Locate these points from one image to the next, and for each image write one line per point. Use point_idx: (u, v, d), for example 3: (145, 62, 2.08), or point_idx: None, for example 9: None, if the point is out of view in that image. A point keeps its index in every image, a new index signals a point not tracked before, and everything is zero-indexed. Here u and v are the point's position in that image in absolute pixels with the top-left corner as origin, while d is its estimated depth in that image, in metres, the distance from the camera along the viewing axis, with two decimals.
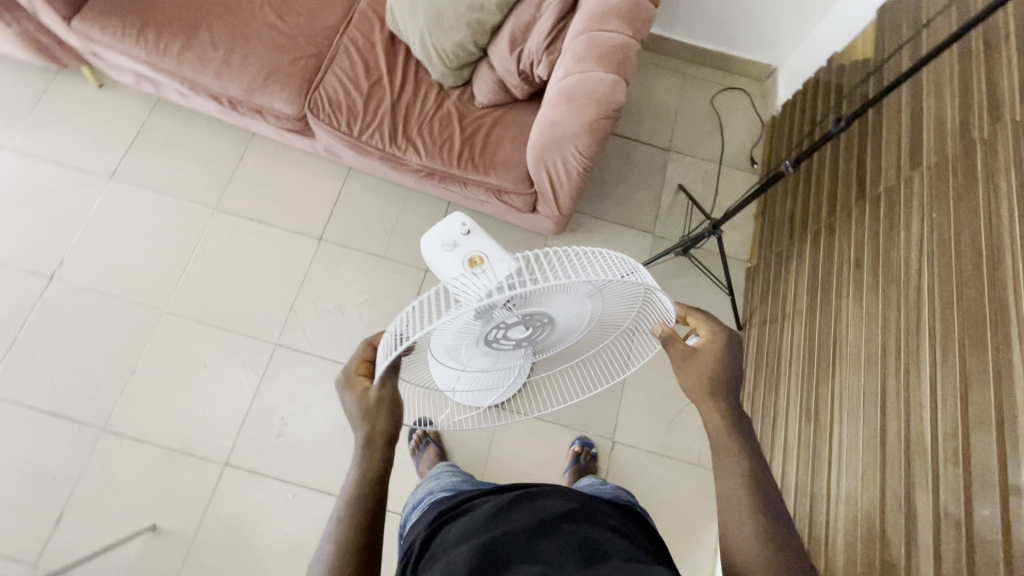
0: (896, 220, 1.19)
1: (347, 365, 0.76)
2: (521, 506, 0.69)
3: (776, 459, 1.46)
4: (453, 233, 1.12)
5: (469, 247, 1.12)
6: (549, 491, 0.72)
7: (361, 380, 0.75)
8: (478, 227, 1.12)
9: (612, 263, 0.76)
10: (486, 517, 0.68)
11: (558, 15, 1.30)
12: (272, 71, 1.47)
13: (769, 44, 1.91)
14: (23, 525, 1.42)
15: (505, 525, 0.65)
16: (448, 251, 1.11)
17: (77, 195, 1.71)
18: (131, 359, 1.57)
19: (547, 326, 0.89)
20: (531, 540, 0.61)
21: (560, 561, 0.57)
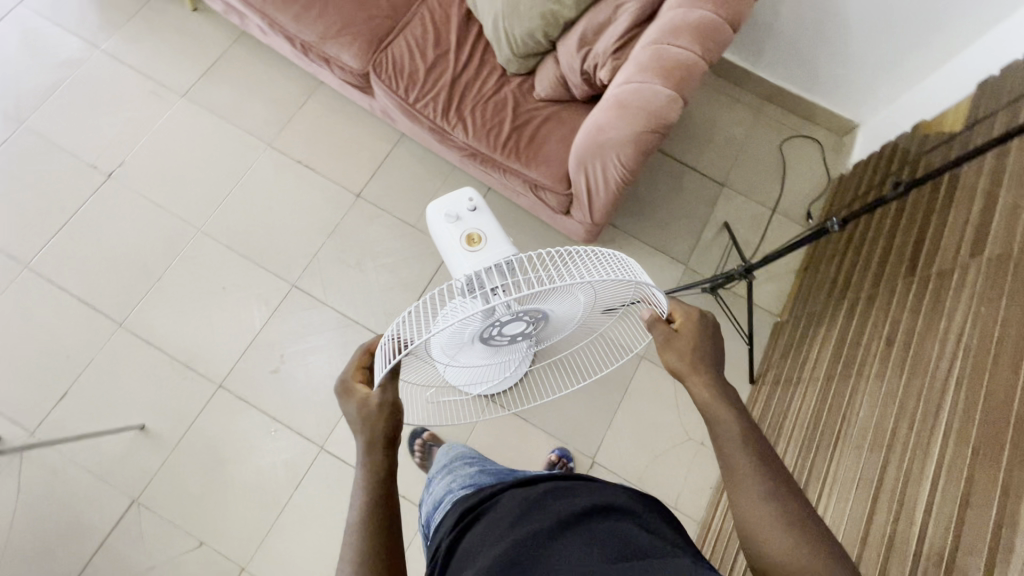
0: (940, 305, 1.10)
1: (342, 376, 0.75)
2: (534, 508, 0.66)
3: (782, 444, 1.43)
4: (459, 207, 1.13)
5: (473, 222, 1.11)
6: (561, 488, 0.68)
7: (359, 386, 0.73)
8: (484, 205, 1.12)
9: (603, 258, 0.75)
10: (500, 525, 0.65)
11: (633, 22, 1.27)
12: (347, 25, 1.51)
13: (856, 97, 1.81)
14: (31, 394, 1.52)
15: (516, 533, 0.62)
16: (451, 223, 1.11)
17: (149, 105, 1.81)
18: (160, 268, 1.66)
19: (543, 319, 0.88)
20: (544, 552, 0.58)
21: (585, 557, 0.56)
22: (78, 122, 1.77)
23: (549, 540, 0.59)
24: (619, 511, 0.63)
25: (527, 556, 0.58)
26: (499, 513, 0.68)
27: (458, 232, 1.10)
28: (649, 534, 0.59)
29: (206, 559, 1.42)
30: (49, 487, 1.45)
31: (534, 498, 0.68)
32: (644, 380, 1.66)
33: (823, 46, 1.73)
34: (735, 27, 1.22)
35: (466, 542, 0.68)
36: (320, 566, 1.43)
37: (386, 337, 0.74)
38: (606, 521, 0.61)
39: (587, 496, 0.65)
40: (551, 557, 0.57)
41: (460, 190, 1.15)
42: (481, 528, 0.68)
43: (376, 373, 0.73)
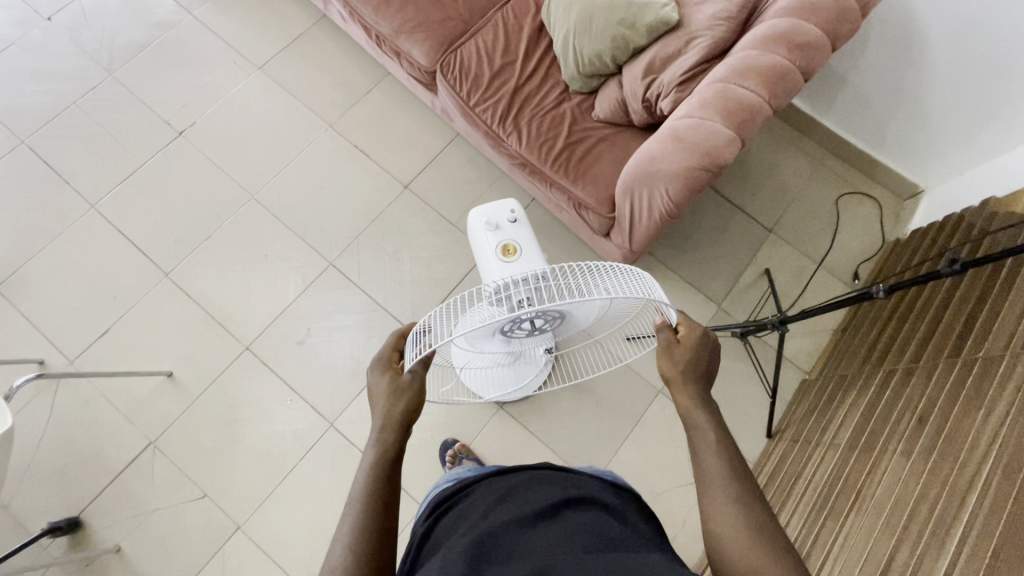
0: (982, 392, 1.05)
1: (378, 352, 0.77)
2: (512, 496, 0.68)
3: (783, 512, 1.40)
4: (500, 217, 1.13)
5: (512, 233, 1.12)
6: (535, 480, 0.71)
7: (395, 364, 0.76)
8: (525, 219, 1.13)
9: (622, 275, 0.78)
10: (479, 512, 0.67)
11: (702, 57, 1.26)
12: (422, 22, 1.56)
13: (925, 162, 1.74)
14: (76, 326, 1.62)
15: (495, 519, 0.64)
16: (489, 232, 1.11)
17: (228, 73, 1.90)
18: (211, 227, 1.74)
19: (562, 320, 0.92)
20: (522, 541, 0.60)
21: (562, 547, 0.58)
22: (161, 79, 1.88)
23: (525, 531, 0.61)
24: (592, 506, 0.66)
25: (506, 542, 0.59)
26: (476, 501, 0.70)
27: (496, 241, 1.11)
28: (621, 530, 0.63)
29: (206, 511, 1.47)
30: (78, 415, 1.54)
31: (510, 487, 0.71)
32: (657, 414, 1.64)
33: (898, 105, 1.67)
34: (806, 76, 1.20)
35: (443, 527, 0.69)
36: (309, 539, 1.46)
37: (416, 327, 0.78)
38: (580, 515, 0.64)
39: (561, 489, 0.68)
40: (531, 543, 0.59)
41: (502, 201, 1.16)
42: (459, 516, 0.69)
43: (407, 358, 0.75)
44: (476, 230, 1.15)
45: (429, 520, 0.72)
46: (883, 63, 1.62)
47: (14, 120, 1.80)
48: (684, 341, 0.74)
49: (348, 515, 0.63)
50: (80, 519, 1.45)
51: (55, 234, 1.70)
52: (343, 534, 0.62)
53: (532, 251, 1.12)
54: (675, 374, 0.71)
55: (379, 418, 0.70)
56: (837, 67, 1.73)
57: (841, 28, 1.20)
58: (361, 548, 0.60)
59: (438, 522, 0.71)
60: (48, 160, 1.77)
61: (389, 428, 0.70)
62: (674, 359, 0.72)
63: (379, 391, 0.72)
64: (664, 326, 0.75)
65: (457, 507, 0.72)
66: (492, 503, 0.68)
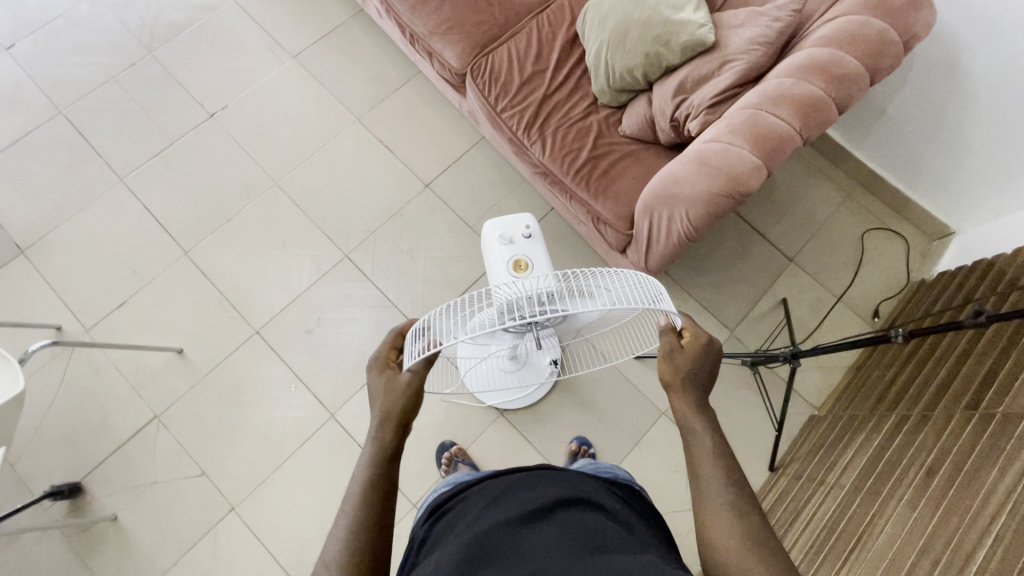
0: (999, 449, 1.01)
1: (376, 352, 0.76)
2: (506, 495, 0.66)
3: (787, 537, 1.38)
4: (515, 231, 1.14)
5: (524, 249, 1.14)
6: (529, 477, 0.69)
7: (392, 365, 0.74)
8: (539, 236, 1.14)
9: (630, 282, 0.79)
10: (475, 511, 0.65)
11: (736, 81, 1.24)
12: (457, 24, 1.56)
13: (958, 204, 1.69)
14: (95, 295, 1.66)
15: (488, 521, 0.62)
16: (503, 245, 1.13)
17: (263, 60, 1.93)
18: (233, 209, 1.76)
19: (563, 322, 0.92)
20: (515, 543, 0.58)
21: (556, 548, 0.56)
22: (198, 61, 1.92)
23: (519, 531, 0.59)
24: (586, 504, 0.64)
25: (498, 546, 0.58)
26: (472, 500, 0.68)
27: (508, 255, 1.12)
28: (617, 529, 0.61)
29: (203, 490, 1.49)
30: (89, 383, 1.57)
31: (505, 485, 0.69)
32: (660, 435, 1.62)
33: (935, 143, 1.63)
34: (841, 110, 1.17)
35: (439, 528, 0.67)
36: (301, 527, 1.47)
37: (418, 322, 0.77)
38: (576, 515, 0.62)
39: (554, 486, 0.66)
40: (523, 547, 0.57)
41: (518, 215, 1.17)
42: (455, 516, 0.67)
43: (406, 357, 0.74)
44: (488, 242, 1.16)
45: (427, 524, 0.71)
46: (923, 98, 1.58)
47: (55, 90, 1.85)
48: (688, 348, 0.72)
49: (344, 512, 0.62)
50: (81, 485, 1.48)
51: (83, 204, 1.74)
52: (339, 530, 0.61)
53: (541, 269, 1.14)
54: (680, 399, 0.69)
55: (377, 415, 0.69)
56: (875, 99, 1.69)
57: (881, 63, 1.17)
58: (356, 547, 0.60)
59: (435, 524, 0.69)
60: (83, 131, 1.82)
61: (388, 426, 0.68)
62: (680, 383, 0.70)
63: (379, 388, 0.71)
64: (668, 328, 0.74)
65: (453, 507, 0.70)
66: (488, 502, 0.66)
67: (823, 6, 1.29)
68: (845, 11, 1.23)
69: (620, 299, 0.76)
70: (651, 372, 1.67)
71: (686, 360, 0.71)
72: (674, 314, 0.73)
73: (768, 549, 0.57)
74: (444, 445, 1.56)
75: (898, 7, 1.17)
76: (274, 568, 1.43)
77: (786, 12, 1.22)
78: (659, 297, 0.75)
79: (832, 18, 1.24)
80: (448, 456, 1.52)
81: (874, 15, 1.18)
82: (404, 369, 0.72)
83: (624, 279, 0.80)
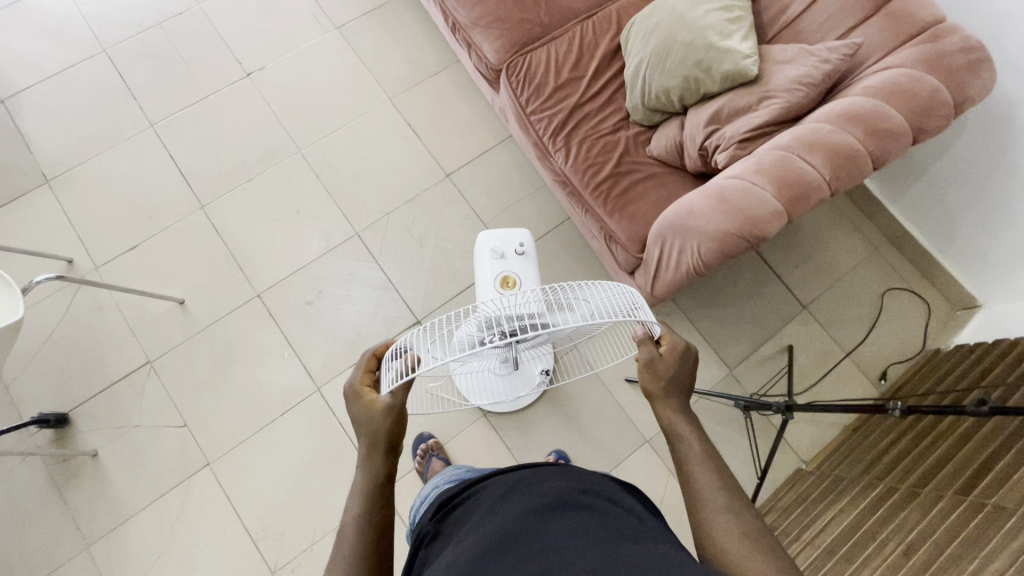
0: (983, 539, 0.96)
1: (349, 380, 0.73)
2: (519, 488, 0.66)
3: (795, 542, 1.34)
4: (508, 247, 1.21)
5: (514, 265, 1.20)
6: (539, 473, 0.69)
7: (369, 391, 0.71)
8: (531, 254, 1.20)
9: (610, 293, 0.79)
10: (488, 505, 0.65)
11: (772, 118, 1.20)
12: (500, 18, 1.54)
13: (990, 277, 1.62)
14: (110, 235, 1.69)
15: (505, 514, 0.62)
16: (495, 259, 1.19)
17: (305, 27, 1.93)
18: (254, 171, 1.78)
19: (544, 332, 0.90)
20: (528, 531, 0.57)
21: (572, 535, 0.56)
22: (243, 19, 1.93)
23: (533, 520, 0.59)
24: (601, 499, 0.64)
25: (512, 535, 0.57)
26: (486, 495, 0.68)
27: (498, 269, 1.19)
28: (629, 519, 0.61)
29: (181, 441, 1.52)
30: (90, 320, 1.61)
31: (517, 479, 0.69)
32: (638, 462, 1.59)
33: (974, 210, 1.56)
34: (876, 165, 1.13)
35: (456, 520, 0.67)
36: (270, 494, 1.48)
37: (395, 344, 0.77)
38: (590, 506, 0.62)
39: (567, 481, 0.66)
40: (539, 534, 0.56)
41: (513, 232, 1.23)
42: (467, 512, 0.67)
43: (384, 385, 0.70)
44: (481, 255, 1.21)
45: (439, 517, 0.71)
46: (970, 162, 1.51)
47: (101, 28, 1.88)
48: (670, 358, 0.70)
49: (348, 538, 0.62)
50: (68, 417, 1.52)
51: (111, 144, 1.77)
52: (343, 551, 0.61)
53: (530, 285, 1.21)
54: (670, 419, 0.68)
55: (364, 443, 0.68)
56: (919, 156, 1.63)
57: (928, 122, 1.12)
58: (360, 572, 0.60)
59: (448, 519, 0.69)
60: (122, 73, 1.84)
61: (374, 453, 0.67)
62: (671, 406, 0.69)
63: (359, 420, 0.69)
64: (646, 338, 0.72)
65: (466, 500, 0.70)
66: (501, 496, 0.66)
67: (876, 55, 1.24)
68: (898, 64, 1.18)
69: (599, 310, 0.76)
70: (640, 398, 1.65)
71: (670, 367, 0.70)
72: (653, 324, 0.72)
73: (771, 555, 0.56)
74: (423, 436, 1.57)
75: (955, 66, 1.12)
76: (238, 530, 1.45)
77: (837, 55, 1.18)
78: (639, 308, 0.75)
79: (883, 68, 1.20)
80: (425, 448, 1.53)
81: (928, 72, 1.14)
82: (381, 393, 0.69)
83: (605, 291, 0.80)
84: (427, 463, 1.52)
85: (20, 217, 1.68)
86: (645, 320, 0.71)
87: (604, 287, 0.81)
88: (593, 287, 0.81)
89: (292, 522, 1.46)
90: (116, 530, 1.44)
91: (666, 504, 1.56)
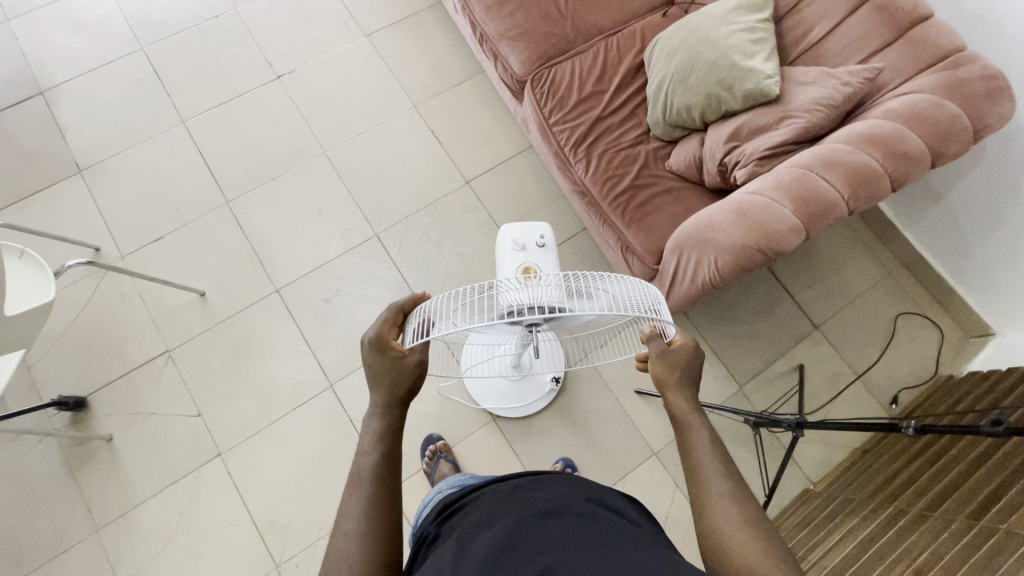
0: (994, 564, 0.95)
1: (367, 331, 0.73)
2: (519, 494, 0.65)
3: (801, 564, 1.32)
4: (529, 238, 1.24)
5: (535, 257, 1.23)
6: (539, 480, 0.68)
7: (394, 343, 0.72)
8: (552, 246, 1.23)
9: (630, 288, 0.81)
10: (488, 510, 0.64)
11: (791, 138, 1.23)
12: (526, 31, 1.58)
13: (1006, 305, 1.61)
14: (137, 225, 1.73)
15: (507, 518, 0.61)
16: (516, 250, 1.22)
17: (337, 33, 1.99)
18: (279, 170, 1.82)
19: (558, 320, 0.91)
20: (531, 536, 0.57)
21: (573, 542, 0.55)
22: (276, 24, 1.99)
23: (534, 526, 0.58)
24: (601, 506, 0.63)
25: (516, 540, 0.56)
26: (487, 500, 0.66)
27: (520, 260, 1.21)
28: (632, 529, 0.60)
29: (195, 431, 1.54)
30: (113, 307, 1.64)
31: (516, 485, 0.68)
32: (645, 473, 1.59)
33: (990, 238, 1.57)
34: (894, 186, 1.15)
35: (455, 522, 0.65)
36: (278, 487, 1.50)
37: (422, 307, 0.78)
38: (591, 512, 0.61)
39: (567, 488, 0.65)
40: (541, 539, 0.56)
41: (534, 224, 1.26)
42: (465, 516, 0.66)
43: (407, 337, 0.75)
44: (503, 246, 1.24)
45: (439, 520, 0.69)
46: (986, 191, 1.52)
47: (140, 27, 1.95)
48: (685, 358, 0.72)
49: (360, 490, 0.61)
50: (86, 401, 1.54)
51: (143, 138, 1.83)
52: (357, 501, 0.61)
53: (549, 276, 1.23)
54: (682, 409, 0.69)
55: (380, 397, 0.68)
56: (936, 183, 1.64)
57: (947, 147, 1.13)
58: (375, 528, 0.59)
59: (449, 520, 0.67)
60: (158, 70, 1.91)
61: (389, 407, 0.68)
62: (684, 395, 0.70)
63: (383, 370, 0.70)
64: (656, 333, 0.74)
65: (466, 504, 0.68)
66: (503, 501, 0.65)
67: (897, 79, 1.26)
68: (919, 88, 1.20)
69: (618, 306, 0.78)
70: (649, 409, 1.66)
71: (685, 363, 0.72)
72: (668, 324, 0.75)
73: (777, 547, 0.57)
74: (432, 436, 1.58)
75: (974, 93, 1.14)
76: (246, 522, 1.46)
77: (858, 78, 1.20)
78: (657, 307, 0.79)
79: (903, 93, 1.22)
80: (434, 448, 1.54)
81: (947, 98, 1.16)
82: (407, 347, 0.72)
83: (624, 285, 0.82)
84: (435, 464, 1.53)
85: (51, 203, 1.73)
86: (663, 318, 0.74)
87: (624, 282, 0.83)
88: (613, 280, 0.83)
89: (297, 516, 1.47)
90: (125, 516, 1.45)
91: (672, 516, 1.55)
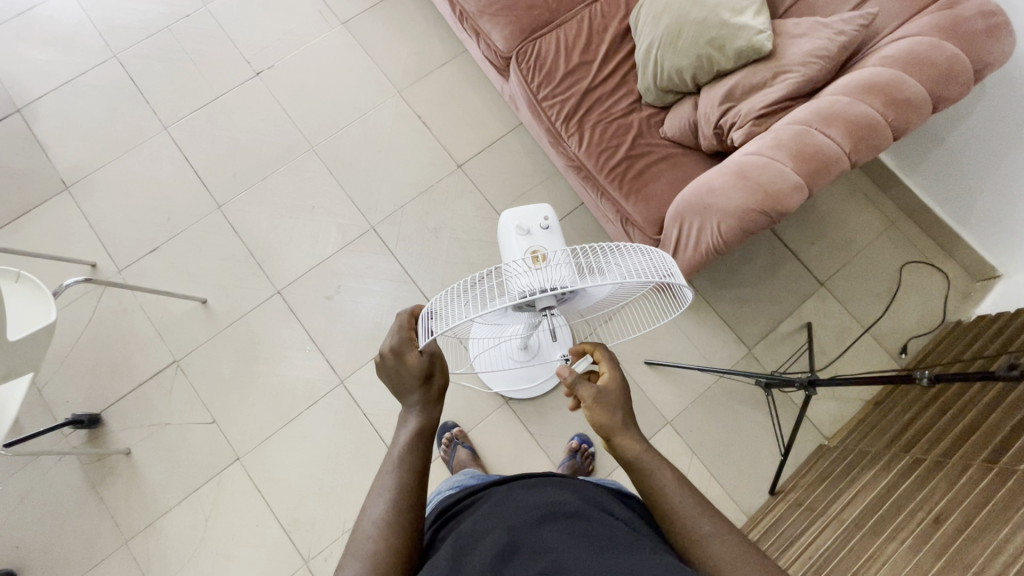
0: (1014, 505, 0.94)
1: (382, 344, 0.70)
2: (516, 497, 0.63)
3: (818, 522, 1.33)
4: (533, 222, 1.22)
5: (540, 239, 1.21)
6: (538, 482, 0.66)
7: (411, 346, 0.70)
8: (557, 227, 1.22)
9: (640, 255, 0.79)
10: (483, 515, 0.62)
11: (787, 94, 1.20)
12: (507, 6, 1.54)
13: (1012, 245, 1.60)
14: (131, 237, 1.72)
15: (509, 521, 0.59)
16: (521, 235, 1.20)
17: (313, 23, 1.94)
18: (267, 170, 1.79)
19: (570, 301, 0.90)
20: (530, 543, 0.55)
21: (569, 546, 0.54)
22: (250, 19, 1.94)
23: (531, 530, 0.57)
24: (604, 508, 0.61)
25: (516, 548, 0.54)
26: (483, 506, 0.64)
27: (525, 245, 1.20)
28: (631, 531, 0.59)
29: (211, 437, 1.55)
30: (116, 321, 1.64)
31: (513, 488, 0.65)
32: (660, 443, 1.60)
33: (992, 179, 1.55)
34: (896, 136, 1.12)
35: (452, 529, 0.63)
36: (300, 486, 1.51)
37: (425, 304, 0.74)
38: (590, 513, 0.60)
39: (572, 493, 0.63)
40: (539, 544, 0.54)
41: (537, 206, 1.23)
42: (461, 524, 0.63)
43: (421, 334, 0.71)
44: (506, 231, 1.23)
45: (435, 526, 0.66)
46: (987, 131, 1.49)
47: (110, 33, 1.90)
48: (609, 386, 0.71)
49: (380, 504, 0.60)
50: (100, 418, 1.55)
51: (128, 148, 1.80)
52: (371, 511, 0.60)
53: None
54: None
55: (416, 397, 0.67)
56: (935, 128, 1.61)
57: (948, 90, 1.11)
58: (400, 533, 0.59)
59: (445, 529, 0.65)
60: (133, 77, 1.86)
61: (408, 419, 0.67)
62: None
63: (400, 376, 0.69)
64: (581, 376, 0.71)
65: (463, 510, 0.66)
66: (500, 504, 0.63)
67: (891, 25, 1.23)
68: (914, 32, 1.17)
69: (631, 272, 0.75)
70: (661, 379, 1.66)
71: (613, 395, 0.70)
72: (686, 289, 0.75)
73: None
74: (445, 425, 1.58)
75: (973, 32, 1.11)
76: (270, 521, 1.48)
77: (852, 26, 1.17)
78: (671, 272, 0.76)
79: (899, 38, 1.18)
80: (450, 436, 1.54)
81: (945, 39, 1.12)
82: (421, 346, 0.69)
83: (634, 253, 0.80)
84: (452, 451, 1.53)
85: (42, 223, 1.71)
86: (679, 284, 0.74)
87: (634, 250, 0.80)
88: (623, 252, 0.80)
89: (321, 513, 1.49)
90: (152, 526, 1.47)
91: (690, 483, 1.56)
